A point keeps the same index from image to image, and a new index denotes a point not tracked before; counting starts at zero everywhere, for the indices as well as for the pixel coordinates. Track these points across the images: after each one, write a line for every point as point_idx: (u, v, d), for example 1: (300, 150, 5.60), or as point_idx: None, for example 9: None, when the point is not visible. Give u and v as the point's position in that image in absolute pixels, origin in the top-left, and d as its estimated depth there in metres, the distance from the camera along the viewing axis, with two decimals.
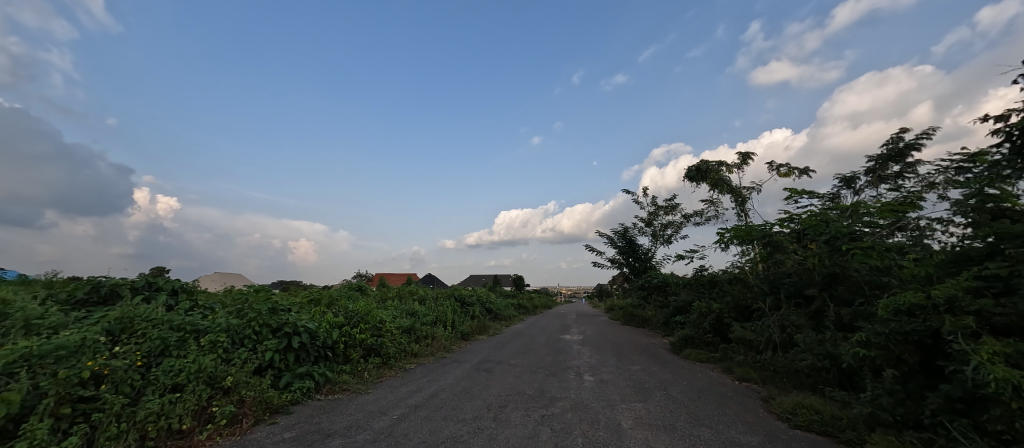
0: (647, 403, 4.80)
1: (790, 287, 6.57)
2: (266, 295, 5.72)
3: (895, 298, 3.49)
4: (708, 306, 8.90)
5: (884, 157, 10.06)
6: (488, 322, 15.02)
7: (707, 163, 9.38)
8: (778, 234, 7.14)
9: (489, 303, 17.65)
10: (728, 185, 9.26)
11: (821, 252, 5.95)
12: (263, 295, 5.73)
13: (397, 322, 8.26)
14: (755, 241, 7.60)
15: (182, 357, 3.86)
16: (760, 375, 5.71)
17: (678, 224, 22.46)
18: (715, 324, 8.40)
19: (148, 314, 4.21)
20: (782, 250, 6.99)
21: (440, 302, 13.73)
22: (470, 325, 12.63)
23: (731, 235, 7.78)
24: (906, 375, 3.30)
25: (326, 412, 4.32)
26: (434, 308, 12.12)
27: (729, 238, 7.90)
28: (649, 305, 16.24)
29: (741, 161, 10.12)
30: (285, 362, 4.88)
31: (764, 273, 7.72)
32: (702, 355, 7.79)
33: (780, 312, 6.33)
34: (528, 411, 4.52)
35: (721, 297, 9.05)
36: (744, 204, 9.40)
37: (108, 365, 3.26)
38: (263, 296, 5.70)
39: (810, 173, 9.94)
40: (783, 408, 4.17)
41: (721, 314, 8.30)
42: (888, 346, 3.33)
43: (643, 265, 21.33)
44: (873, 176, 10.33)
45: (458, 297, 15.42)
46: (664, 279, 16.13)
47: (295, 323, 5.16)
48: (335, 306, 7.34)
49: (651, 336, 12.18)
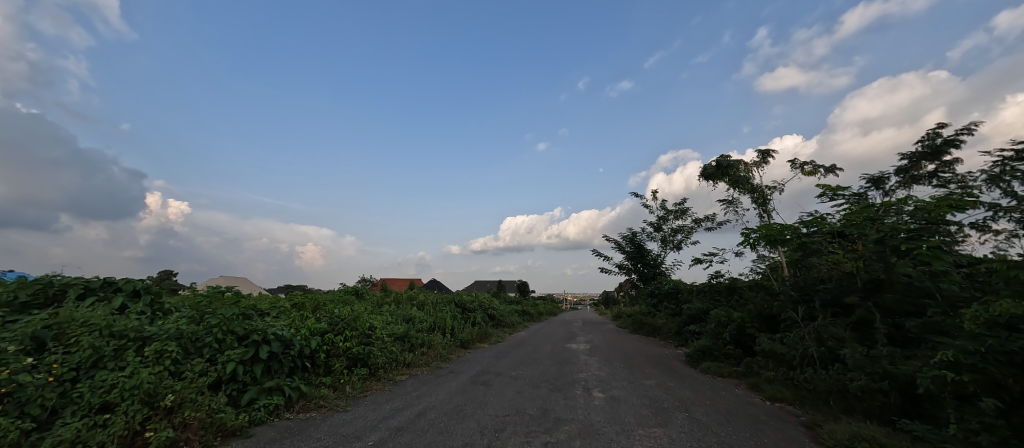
0: (668, 428, 4.11)
1: (826, 295, 5.84)
2: (235, 299, 5.09)
3: (988, 308, 2.78)
4: (727, 315, 8.16)
5: (918, 155, 9.28)
6: (490, 329, 14.31)
7: (726, 159, 8.63)
8: (811, 235, 6.39)
9: (492, 309, 16.97)
10: (749, 182, 8.50)
11: (866, 255, 5.21)
12: (229, 298, 5.08)
13: (388, 329, 7.63)
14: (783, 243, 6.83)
15: (118, 370, 3.25)
16: (796, 395, 5.00)
17: (688, 229, 21.68)
18: (736, 334, 7.67)
19: (86, 318, 3.60)
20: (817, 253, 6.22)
21: (439, 308, 13.05)
22: (470, 333, 11.99)
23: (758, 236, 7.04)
24: (1007, 405, 2.58)
25: (292, 436, 3.67)
26: (432, 314, 11.46)
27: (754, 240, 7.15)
28: (660, 313, 15.46)
29: (762, 158, 9.38)
30: (250, 375, 4.23)
31: (793, 278, 6.97)
32: (723, 369, 7.05)
33: (816, 323, 5.60)
34: (528, 437, 3.84)
35: (741, 306, 8.30)
36: (766, 204, 8.65)
37: (11, 382, 2.67)
38: (229, 299, 5.06)
39: (839, 172, 9.15)
40: (836, 440, 3.45)
41: (743, 324, 7.57)
42: (984, 369, 2.63)
43: (652, 271, 20.55)
44: (905, 176, 9.57)
45: (459, 303, 14.75)
46: (675, 285, 15.34)
47: (264, 330, 4.51)
48: (321, 311, 6.73)
49: (663, 346, 11.42)
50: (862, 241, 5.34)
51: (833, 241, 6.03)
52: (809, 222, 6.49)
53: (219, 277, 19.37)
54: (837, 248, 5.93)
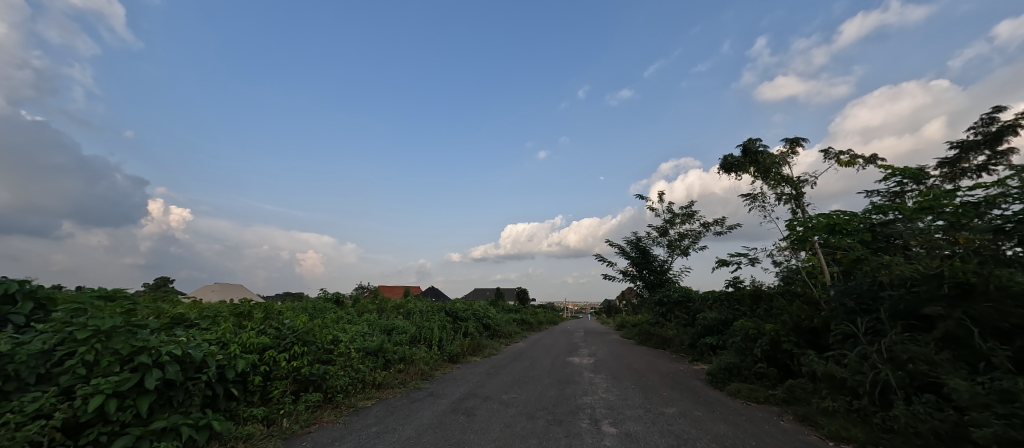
0: None
1: (894, 304, 4.66)
2: (129, 308, 3.88)
3: None
4: (756, 327, 6.98)
5: (970, 144, 8.11)
6: (484, 341, 13.08)
7: (754, 144, 7.44)
8: (883, 229, 5.20)
9: (487, 318, 15.73)
10: (781, 172, 7.31)
11: (966, 252, 4.01)
12: (121, 306, 3.86)
13: (357, 343, 6.45)
14: (841, 239, 5.66)
15: None
16: (870, 435, 3.82)
17: (696, 234, 20.52)
18: (770, 350, 6.47)
19: None
20: (891, 248, 5.09)
21: (427, 317, 11.85)
22: (461, 345, 10.77)
23: (808, 230, 5.92)
24: None
25: None
26: (418, 324, 10.26)
27: (805, 233, 5.98)
28: (669, 323, 14.21)
29: (792, 146, 8.21)
30: (133, 412, 3.08)
31: (843, 284, 5.77)
32: (757, 394, 5.87)
33: (885, 339, 4.42)
34: None
35: (772, 316, 7.11)
36: (800, 197, 7.44)
37: None
38: (120, 306, 3.83)
39: (881, 163, 7.99)
40: None
41: (777, 337, 6.40)
42: None
43: (659, 278, 19.33)
44: (953, 168, 8.40)
45: (450, 311, 13.54)
46: (685, 293, 14.15)
47: (159, 348, 3.32)
48: (271, 321, 5.56)
49: (676, 360, 10.19)
50: (960, 231, 4.13)
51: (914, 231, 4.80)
52: (882, 210, 5.38)
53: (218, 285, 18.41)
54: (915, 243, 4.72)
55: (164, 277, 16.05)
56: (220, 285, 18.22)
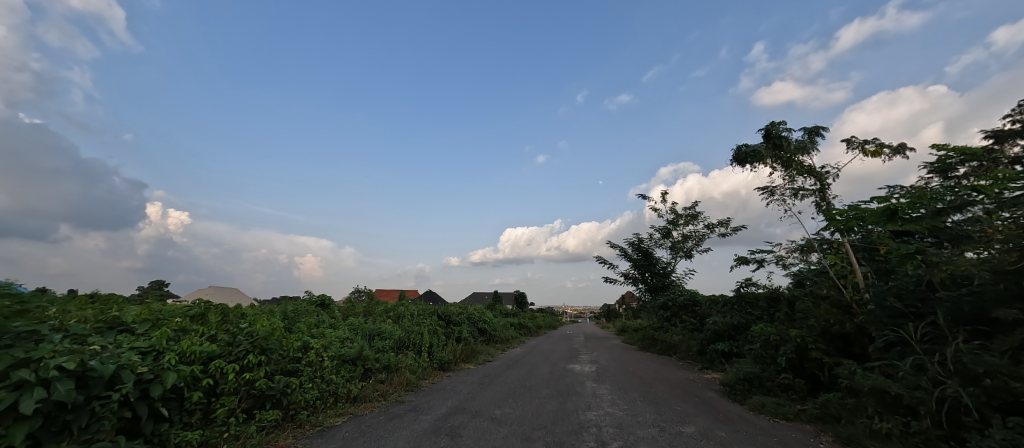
0: None
1: (954, 307, 3.96)
2: (26, 312, 3.14)
3: None
4: (778, 333, 6.27)
5: (1007, 133, 7.45)
6: (479, 347, 12.32)
7: (775, 132, 6.75)
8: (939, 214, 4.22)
9: (483, 322, 14.96)
10: (803, 163, 6.62)
11: None
12: (14, 310, 3.12)
13: (331, 350, 5.72)
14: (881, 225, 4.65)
15: None
16: None
17: (699, 236, 19.86)
18: (795, 359, 5.76)
19: None
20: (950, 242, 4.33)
21: (418, 321, 11.09)
22: (452, 351, 10.01)
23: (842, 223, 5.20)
24: None
25: None
26: (406, 329, 9.52)
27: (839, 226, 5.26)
28: (675, 328, 13.48)
29: (813, 134, 7.53)
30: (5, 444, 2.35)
31: (883, 285, 5.07)
32: (784, 409, 5.15)
33: (947, 348, 3.72)
34: None
35: (795, 321, 6.41)
36: (824, 190, 6.75)
37: None
38: (13, 310, 3.09)
39: (911, 153, 7.33)
40: None
41: (804, 345, 5.69)
42: None
43: (662, 281, 18.63)
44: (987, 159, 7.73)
45: (443, 315, 12.80)
46: (691, 297, 13.48)
47: (51, 360, 2.60)
48: (226, 325, 4.81)
49: (684, 369, 9.47)
50: None
51: (993, 218, 3.84)
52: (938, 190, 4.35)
53: (213, 289, 17.62)
54: (995, 231, 3.77)
55: (160, 281, 15.33)
56: (212, 288, 17.45)
